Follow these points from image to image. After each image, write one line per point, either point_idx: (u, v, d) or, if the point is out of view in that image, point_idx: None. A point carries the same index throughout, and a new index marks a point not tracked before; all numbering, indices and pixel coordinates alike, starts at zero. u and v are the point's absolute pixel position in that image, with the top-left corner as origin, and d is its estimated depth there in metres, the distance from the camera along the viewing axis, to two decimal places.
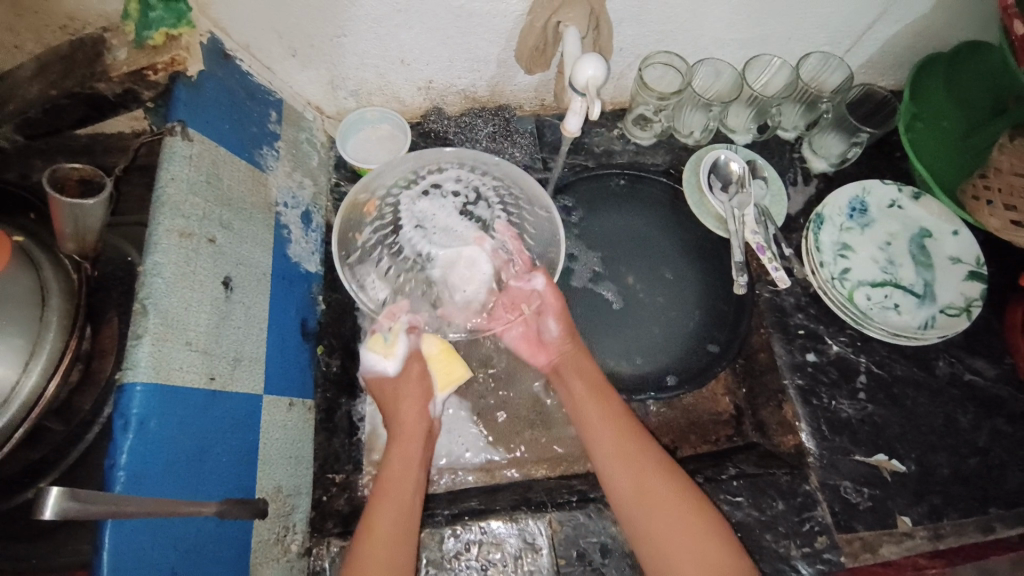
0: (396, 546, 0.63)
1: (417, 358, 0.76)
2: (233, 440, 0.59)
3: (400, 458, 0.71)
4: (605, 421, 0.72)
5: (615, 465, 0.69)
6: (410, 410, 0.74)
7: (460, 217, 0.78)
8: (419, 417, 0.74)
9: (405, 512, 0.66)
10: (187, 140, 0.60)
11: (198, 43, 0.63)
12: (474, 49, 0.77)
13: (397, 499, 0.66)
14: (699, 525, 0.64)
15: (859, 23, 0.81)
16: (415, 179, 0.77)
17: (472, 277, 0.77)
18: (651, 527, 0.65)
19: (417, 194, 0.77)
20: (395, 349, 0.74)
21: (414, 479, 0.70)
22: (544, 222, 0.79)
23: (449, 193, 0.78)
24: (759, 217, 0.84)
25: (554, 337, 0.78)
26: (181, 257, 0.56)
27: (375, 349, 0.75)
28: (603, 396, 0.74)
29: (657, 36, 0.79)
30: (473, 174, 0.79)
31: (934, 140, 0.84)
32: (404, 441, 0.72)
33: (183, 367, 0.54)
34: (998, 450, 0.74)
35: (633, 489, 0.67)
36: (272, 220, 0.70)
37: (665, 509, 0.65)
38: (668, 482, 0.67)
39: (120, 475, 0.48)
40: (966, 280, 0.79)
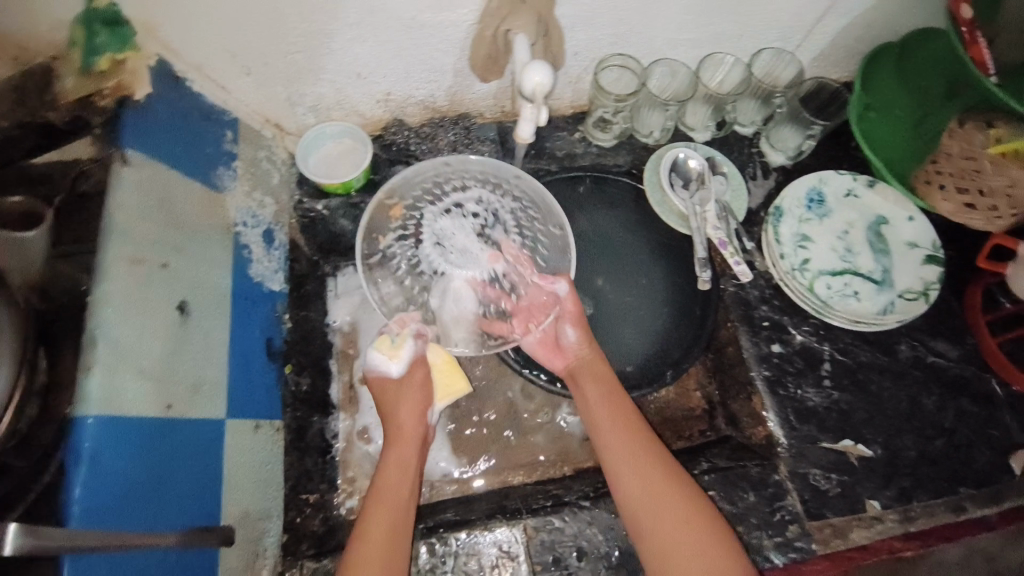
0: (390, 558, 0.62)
1: (421, 364, 0.76)
2: (192, 467, 0.59)
3: (395, 470, 0.70)
4: (613, 419, 0.72)
5: (619, 461, 0.69)
6: (409, 415, 0.74)
7: (477, 239, 0.81)
8: (415, 424, 0.74)
9: (397, 522, 0.65)
10: (136, 165, 0.60)
11: (145, 66, 0.63)
12: (430, 60, 0.76)
13: (389, 510, 0.66)
14: (698, 524, 0.64)
15: (809, 18, 0.82)
16: (437, 193, 0.82)
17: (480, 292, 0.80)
18: (652, 524, 0.65)
19: (439, 211, 0.82)
20: (400, 352, 0.75)
21: (410, 491, 0.69)
22: (556, 239, 0.82)
23: (470, 213, 0.82)
24: (721, 213, 0.86)
25: (572, 344, 0.76)
26: (132, 285, 0.57)
27: (378, 348, 0.75)
28: (613, 394, 0.74)
29: (611, 40, 0.80)
30: (494, 194, 0.83)
31: (884, 130, 0.86)
32: (400, 452, 0.72)
33: (137, 396, 0.55)
34: (963, 429, 0.76)
35: (637, 486, 0.67)
36: (230, 241, 0.71)
37: (667, 507, 0.65)
38: (670, 480, 0.67)
39: (73, 509, 0.48)
40: (923, 265, 0.81)
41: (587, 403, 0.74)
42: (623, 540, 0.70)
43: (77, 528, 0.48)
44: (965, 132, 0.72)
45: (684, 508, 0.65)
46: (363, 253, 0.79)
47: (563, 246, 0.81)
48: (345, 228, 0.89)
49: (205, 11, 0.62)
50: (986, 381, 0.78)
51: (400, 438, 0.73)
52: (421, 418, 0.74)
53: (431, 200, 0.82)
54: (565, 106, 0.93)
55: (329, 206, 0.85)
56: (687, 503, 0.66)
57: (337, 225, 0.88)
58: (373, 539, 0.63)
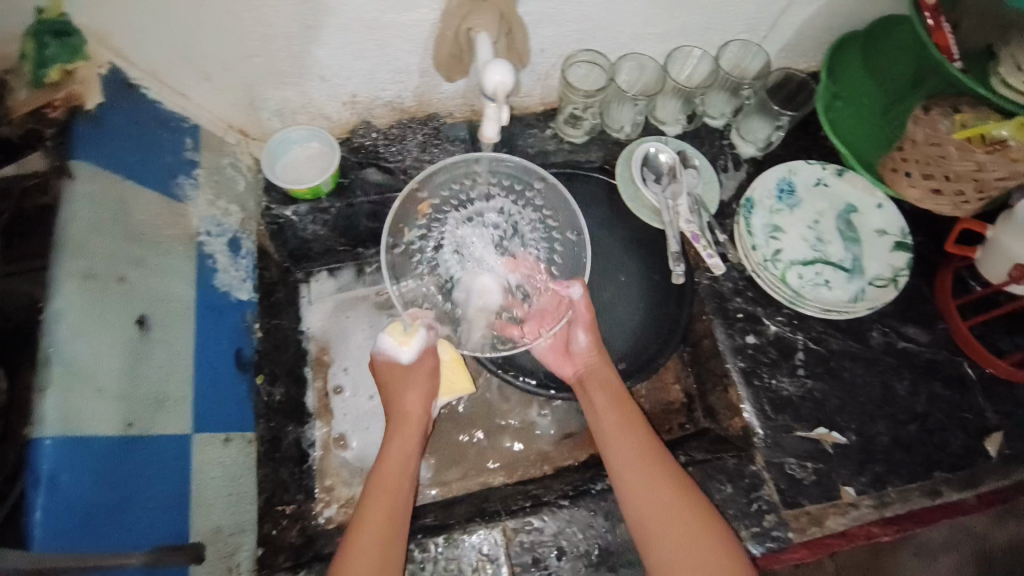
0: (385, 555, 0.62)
1: (431, 354, 0.79)
2: (159, 484, 0.59)
3: (395, 469, 0.71)
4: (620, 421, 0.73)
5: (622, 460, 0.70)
6: (416, 404, 0.76)
7: (495, 249, 0.83)
8: (420, 417, 0.76)
9: (392, 517, 0.66)
10: (89, 178, 0.59)
11: (95, 75, 0.62)
12: (394, 60, 0.75)
13: (388, 502, 0.67)
14: (697, 525, 0.65)
15: (774, 9, 0.81)
16: (461, 197, 0.83)
17: (499, 297, 0.81)
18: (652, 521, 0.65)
19: (459, 219, 0.83)
20: (410, 340, 0.78)
21: (408, 487, 0.70)
22: (575, 250, 0.82)
23: (490, 224, 0.83)
24: (692, 206, 0.86)
25: (582, 350, 0.78)
26: (87, 300, 0.56)
27: (391, 333, 0.78)
28: (619, 397, 0.75)
29: (577, 36, 0.79)
30: (516, 205, 0.84)
31: (852, 119, 0.87)
32: (401, 450, 0.73)
33: (97, 415, 0.54)
34: (936, 414, 0.77)
35: (640, 485, 0.68)
36: (193, 252, 0.70)
37: (669, 507, 0.66)
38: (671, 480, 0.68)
39: (36, 532, 0.47)
40: (893, 252, 0.82)
41: (594, 405, 0.75)
42: (602, 537, 0.70)
43: (40, 551, 0.47)
44: (930, 117, 0.72)
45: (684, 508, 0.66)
46: (387, 242, 0.80)
47: (581, 260, 0.82)
48: (316, 231, 0.88)
49: (154, 15, 0.61)
50: (958, 365, 0.79)
51: (401, 433, 0.75)
52: (427, 407, 0.77)
53: (454, 206, 0.83)
54: (536, 104, 0.91)
55: (298, 211, 0.83)
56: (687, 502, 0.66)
57: (307, 230, 0.87)
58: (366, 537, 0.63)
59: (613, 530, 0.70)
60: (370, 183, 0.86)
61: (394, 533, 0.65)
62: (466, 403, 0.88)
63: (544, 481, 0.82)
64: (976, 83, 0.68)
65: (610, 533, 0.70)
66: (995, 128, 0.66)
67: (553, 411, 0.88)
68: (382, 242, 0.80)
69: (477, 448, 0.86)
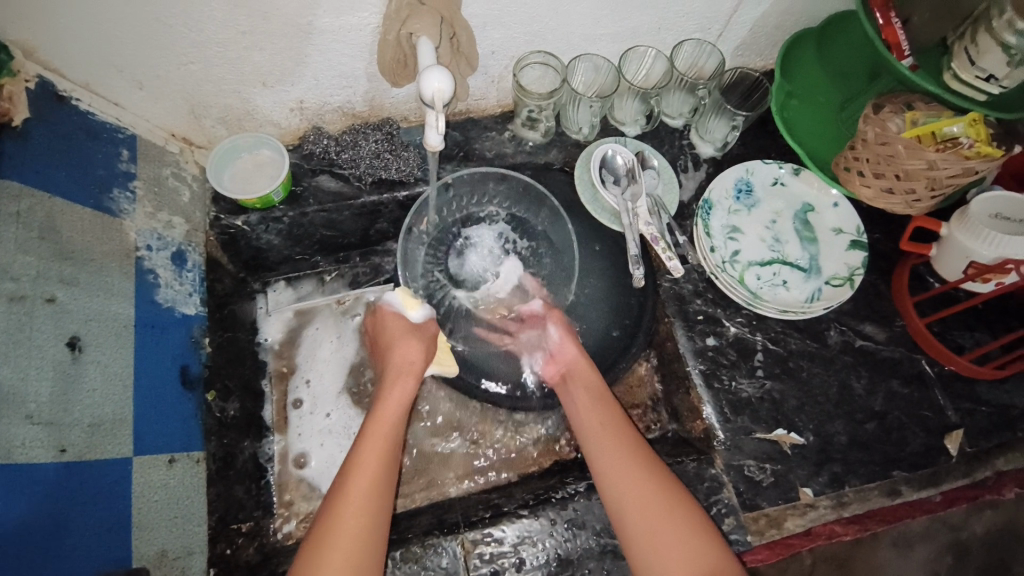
0: (371, 513, 0.62)
1: (433, 322, 0.80)
2: (97, 511, 0.56)
3: (389, 422, 0.70)
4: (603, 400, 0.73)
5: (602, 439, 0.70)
6: (412, 356, 0.75)
7: (504, 265, 0.88)
8: (416, 371, 0.75)
9: (384, 474, 0.65)
10: (14, 194, 0.57)
11: (23, 89, 0.60)
12: (337, 65, 0.73)
13: (379, 454, 0.66)
14: (676, 503, 0.64)
15: (725, 9, 0.80)
16: (462, 217, 0.89)
17: (497, 304, 0.86)
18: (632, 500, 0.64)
19: (461, 236, 0.88)
20: (417, 306, 0.79)
21: (396, 455, 0.68)
22: (560, 277, 0.88)
23: (499, 243, 0.89)
24: (652, 208, 0.85)
25: (557, 344, 0.79)
26: (11, 324, 0.53)
27: (399, 292, 0.79)
28: (597, 382, 0.76)
29: (527, 38, 0.78)
30: (512, 228, 0.90)
31: (808, 117, 0.87)
32: (394, 404, 0.72)
33: (27, 443, 0.52)
34: (894, 412, 0.77)
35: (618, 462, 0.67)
36: (131, 268, 0.68)
37: (647, 484, 0.65)
38: (648, 459, 0.68)
39: None
40: (849, 250, 0.82)
41: (574, 398, 0.75)
42: (561, 546, 0.69)
43: None
44: (877, 117, 0.72)
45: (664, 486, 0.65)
46: (409, 223, 0.84)
47: (568, 288, 0.87)
48: (270, 241, 0.86)
49: (75, 24, 0.58)
50: (916, 362, 0.80)
51: (397, 389, 0.73)
52: (424, 362, 0.76)
53: (456, 222, 0.89)
54: (492, 106, 0.90)
55: (248, 221, 0.81)
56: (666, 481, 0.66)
57: (261, 240, 0.85)
58: (356, 490, 0.63)
59: (573, 538, 0.70)
60: (323, 191, 0.83)
61: (376, 510, 0.62)
62: (428, 412, 0.87)
63: (509, 488, 0.81)
64: (927, 82, 0.69)
65: (571, 542, 0.70)
66: (946, 125, 0.68)
67: (517, 418, 0.87)
68: (404, 222, 0.84)
69: (440, 457, 0.85)
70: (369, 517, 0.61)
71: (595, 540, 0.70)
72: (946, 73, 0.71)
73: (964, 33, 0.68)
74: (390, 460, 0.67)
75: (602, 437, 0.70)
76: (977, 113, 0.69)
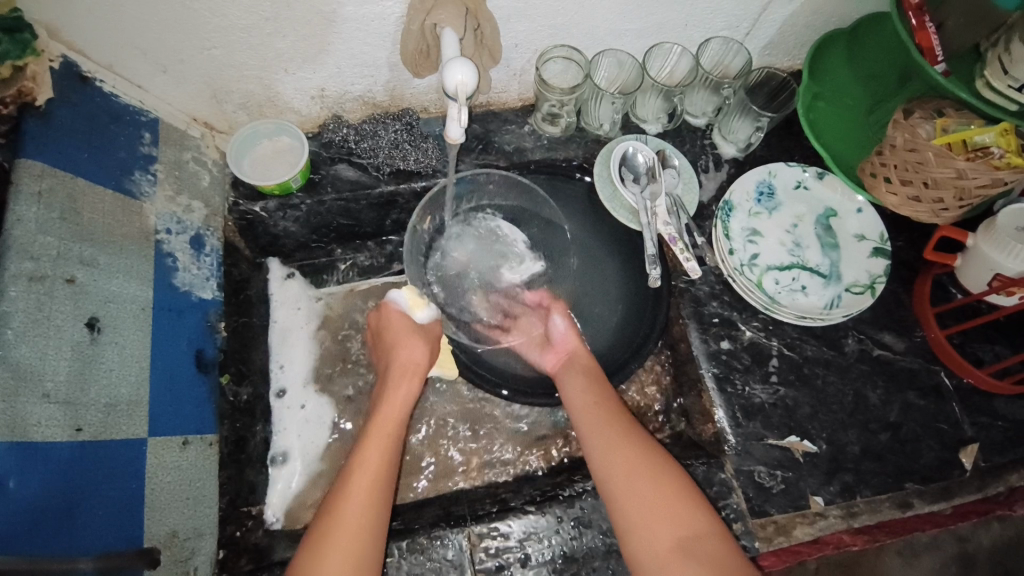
0: (375, 507, 0.63)
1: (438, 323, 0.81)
2: (111, 491, 0.57)
3: (393, 419, 0.71)
4: (607, 401, 0.74)
5: (603, 441, 0.70)
6: (416, 355, 0.77)
7: (513, 263, 0.86)
8: (421, 369, 0.77)
9: (386, 468, 0.66)
10: (37, 175, 0.57)
11: (47, 69, 0.60)
12: (359, 54, 0.72)
13: (381, 451, 0.67)
14: (681, 507, 0.63)
15: (754, 7, 0.79)
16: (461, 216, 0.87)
17: (505, 301, 0.86)
18: (634, 504, 0.64)
19: (463, 235, 0.87)
20: (422, 307, 0.79)
21: (398, 451, 0.69)
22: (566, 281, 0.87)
23: (512, 238, 0.87)
24: (671, 207, 0.83)
25: (561, 333, 0.81)
26: (31, 304, 0.54)
27: (405, 291, 0.79)
28: (599, 383, 0.76)
29: (551, 31, 0.76)
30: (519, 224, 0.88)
31: (834, 118, 0.85)
32: (399, 402, 0.73)
33: (43, 421, 0.53)
34: (910, 423, 0.76)
35: (620, 465, 0.67)
36: (150, 251, 0.68)
37: (650, 488, 0.64)
38: (654, 460, 0.67)
39: None
40: (871, 257, 0.81)
41: (575, 400, 0.75)
42: (567, 544, 0.69)
43: None
44: (908, 122, 0.70)
45: (670, 489, 0.64)
46: (416, 220, 0.83)
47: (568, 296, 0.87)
48: (287, 228, 0.86)
49: (102, 6, 0.59)
50: (934, 374, 0.78)
51: (401, 387, 0.75)
52: (429, 359, 0.78)
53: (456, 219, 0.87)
54: (513, 100, 0.89)
55: (266, 207, 0.82)
56: (672, 484, 0.65)
57: (278, 227, 0.86)
58: (358, 485, 0.64)
59: (578, 536, 0.70)
60: (341, 180, 0.83)
61: (379, 506, 0.63)
62: (438, 403, 0.87)
63: (516, 484, 0.81)
64: (956, 89, 0.67)
65: (576, 540, 0.70)
66: (976, 134, 0.67)
67: (527, 414, 0.87)
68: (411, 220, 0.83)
69: (450, 451, 0.85)
70: (373, 511, 0.62)
71: (600, 539, 0.70)
72: (978, 81, 0.68)
73: (998, 42, 0.66)
74: (393, 456, 0.68)
75: (606, 438, 0.70)
76: (1008, 123, 0.67)
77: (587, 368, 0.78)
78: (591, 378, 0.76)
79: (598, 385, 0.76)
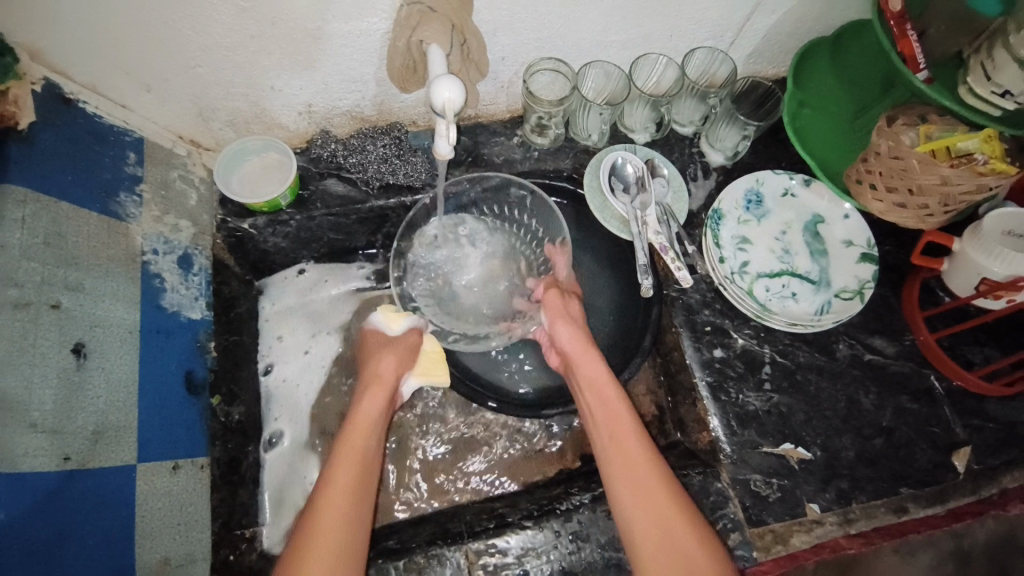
0: (347, 523, 0.62)
1: (417, 334, 0.81)
2: (99, 521, 0.56)
3: (362, 434, 0.71)
4: (613, 400, 0.72)
5: (612, 448, 0.68)
6: (389, 372, 0.77)
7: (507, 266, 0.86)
8: (390, 383, 0.76)
9: (362, 484, 0.66)
10: (19, 200, 0.56)
11: (29, 92, 0.59)
12: (345, 70, 0.72)
13: (352, 467, 0.67)
14: (681, 516, 0.63)
15: (738, 17, 0.80)
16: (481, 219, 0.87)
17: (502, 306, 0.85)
18: (640, 516, 0.63)
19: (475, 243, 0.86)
20: (399, 321, 0.80)
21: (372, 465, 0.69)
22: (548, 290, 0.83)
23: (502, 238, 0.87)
24: (661, 216, 0.84)
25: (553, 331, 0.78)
26: (14, 332, 0.53)
27: (381, 311, 0.81)
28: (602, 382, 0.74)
29: (538, 44, 0.77)
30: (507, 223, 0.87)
31: (819, 126, 0.86)
32: (369, 414, 0.73)
33: (29, 451, 0.52)
34: (903, 428, 0.77)
35: (630, 473, 0.66)
36: (137, 272, 0.67)
37: (655, 497, 0.64)
38: (657, 468, 0.66)
39: None
40: (859, 263, 0.81)
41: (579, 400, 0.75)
42: (565, 559, 0.69)
43: None
44: (891, 129, 0.70)
45: (671, 498, 0.64)
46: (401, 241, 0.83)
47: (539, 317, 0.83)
48: (277, 244, 0.86)
49: (84, 25, 0.58)
50: (925, 377, 0.79)
51: (370, 399, 0.74)
52: (397, 371, 0.77)
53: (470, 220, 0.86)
54: (502, 112, 0.89)
55: (255, 224, 0.81)
56: (673, 493, 0.64)
57: (268, 243, 0.85)
58: (328, 504, 0.63)
59: (577, 550, 0.69)
60: (330, 195, 0.83)
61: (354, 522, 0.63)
62: (433, 419, 0.87)
63: (512, 497, 0.81)
64: (941, 95, 0.67)
65: (574, 554, 0.69)
66: (960, 140, 0.68)
67: (523, 426, 0.87)
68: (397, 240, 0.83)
69: (446, 467, 0.84)
70: (343, 529, 0.62)
71: (600, 553, 0.69)
72: (961, 87, 0.69)
73: (980, 47, 0.67)
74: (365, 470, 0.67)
75: (614, 443, 0.69)
76: (993, 129, 0.67)
77: (592, 362, 0.75)
78: (595, 374, 0.74)
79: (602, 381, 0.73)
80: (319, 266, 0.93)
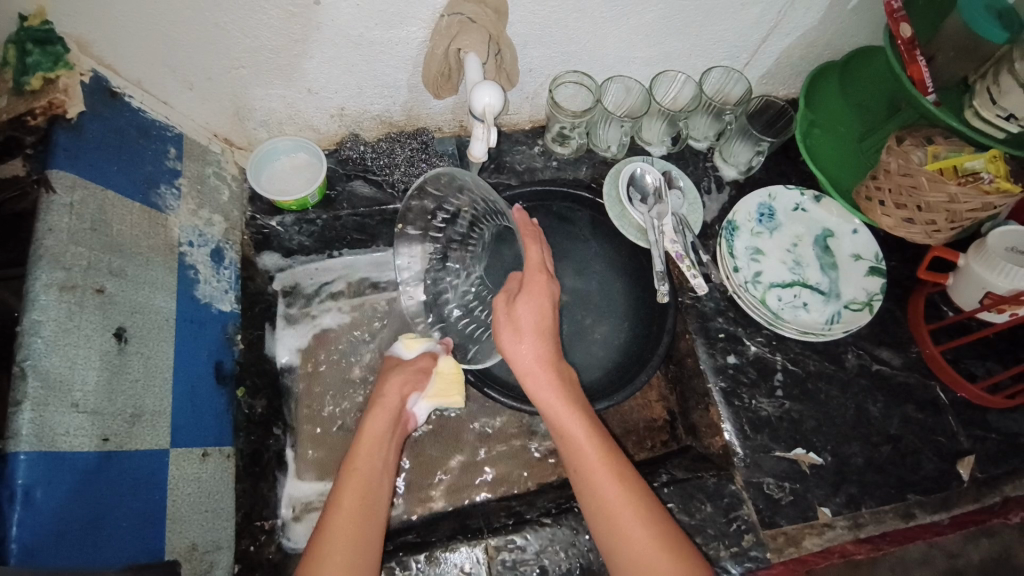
0: (356, 545, 0.62)
1: (429, 358, 0.79)
2: (133, 502, 0.57)
3: (368, 460, 0.69)
4: (579, 429, 0.66)
5: (581, 476, 0.65)
6: (392, 393, 0.75)
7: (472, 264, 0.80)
8: (393, 405, 0.74)
9: (365, 515, 0.65)
10: (67, 190, 0.58)
11: (79, 82, 0.61)
12: (380, 76, 0.75)
13: (359, 491, 0.66)
14: (666, 554, 0.59)
15: (754, 39, 0.83)
16: (471, 222, 0.78)
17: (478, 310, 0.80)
18: (621, 552, 0.61)
19: (473, 244, 0.79)
20: (418, 345, 0.80)
21: (377, 486, 0.68)
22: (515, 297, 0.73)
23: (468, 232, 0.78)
24: (678, 227, 0.86)
25: (512, 342, 0.68)
26: (61, 314, 0.54)
27: (403, 338, 0.82)
28: (572, 405, 0.67)
29: (565, 57, 0.80)
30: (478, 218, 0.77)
31: (830, 147, 0.90)
32: (370, 441, 0.71)
33: (70, 431, 0.53)
34: (909, 437, 0.79)
35: (606, 503, 0.63)
36: (174, 262, 0.69)
37: (635, 533, 0.61)
38: (634, 502, 0.62)
39: (14, 547, 0.47)
40: (867, 276, 0.84)
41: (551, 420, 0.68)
42: (584, 556, 0.70)
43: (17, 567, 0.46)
44: (899, 149, 0.73)
45: (655, 532, 0.61)
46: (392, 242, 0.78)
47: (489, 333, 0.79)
48: (301, 242, 0.88)
49: (134, 22, 0.60)
50: (930, 388, 0.82)
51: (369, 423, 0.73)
52: (401, 396, 0.75)
53: (463, 223, 0.77)
54: (524, 121, 0.93)
55: (283, 222, 0.84)
56: (658, 527, 0.61)
57: (293, 241, 0.87)
58: (336, 527, 0.62)
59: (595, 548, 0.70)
60: (357, 197, 0.86)
61: (367, 543, 0.63)
62: (451, 416, 0.88)
63: (528, 497, 0.82)
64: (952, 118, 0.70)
65: (592, 552, 0.70)
66: (966, 160, 0.71)
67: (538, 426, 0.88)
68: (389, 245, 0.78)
69: (462, 466, 0.86)
70: (353, 550, 0.61)
71: None
72: (968, 110, 0.73)
73: (986, 74, 0.70)
74: (370, 495, 0.66)
75: (587, 475, 0.64)
76: (998, 150, 0.70)
77: (553, 387, 0.68)
78: (558, 402, 0.67)
79: (566, 408, 0.67)
80: (347, 262, 0.93)
